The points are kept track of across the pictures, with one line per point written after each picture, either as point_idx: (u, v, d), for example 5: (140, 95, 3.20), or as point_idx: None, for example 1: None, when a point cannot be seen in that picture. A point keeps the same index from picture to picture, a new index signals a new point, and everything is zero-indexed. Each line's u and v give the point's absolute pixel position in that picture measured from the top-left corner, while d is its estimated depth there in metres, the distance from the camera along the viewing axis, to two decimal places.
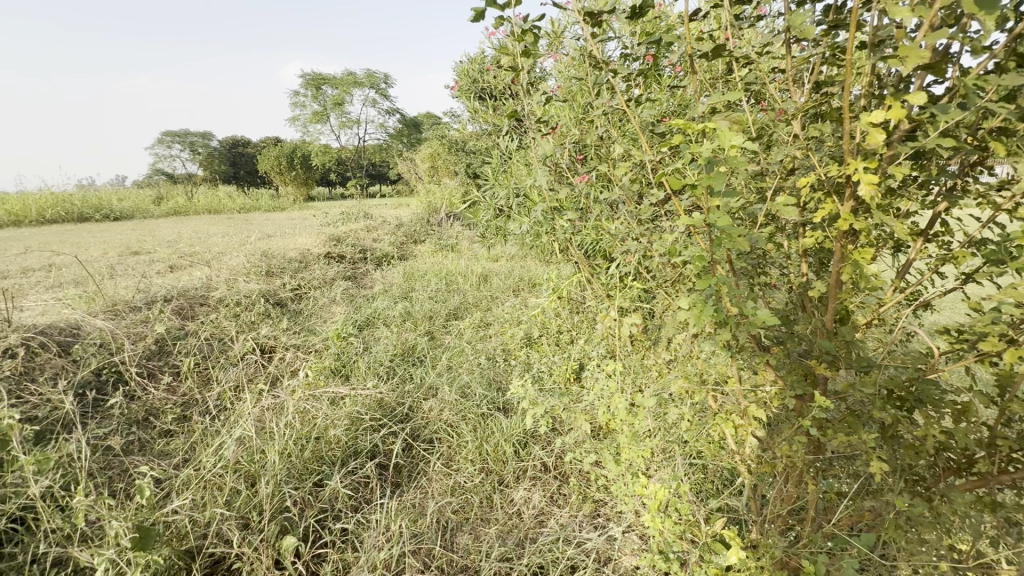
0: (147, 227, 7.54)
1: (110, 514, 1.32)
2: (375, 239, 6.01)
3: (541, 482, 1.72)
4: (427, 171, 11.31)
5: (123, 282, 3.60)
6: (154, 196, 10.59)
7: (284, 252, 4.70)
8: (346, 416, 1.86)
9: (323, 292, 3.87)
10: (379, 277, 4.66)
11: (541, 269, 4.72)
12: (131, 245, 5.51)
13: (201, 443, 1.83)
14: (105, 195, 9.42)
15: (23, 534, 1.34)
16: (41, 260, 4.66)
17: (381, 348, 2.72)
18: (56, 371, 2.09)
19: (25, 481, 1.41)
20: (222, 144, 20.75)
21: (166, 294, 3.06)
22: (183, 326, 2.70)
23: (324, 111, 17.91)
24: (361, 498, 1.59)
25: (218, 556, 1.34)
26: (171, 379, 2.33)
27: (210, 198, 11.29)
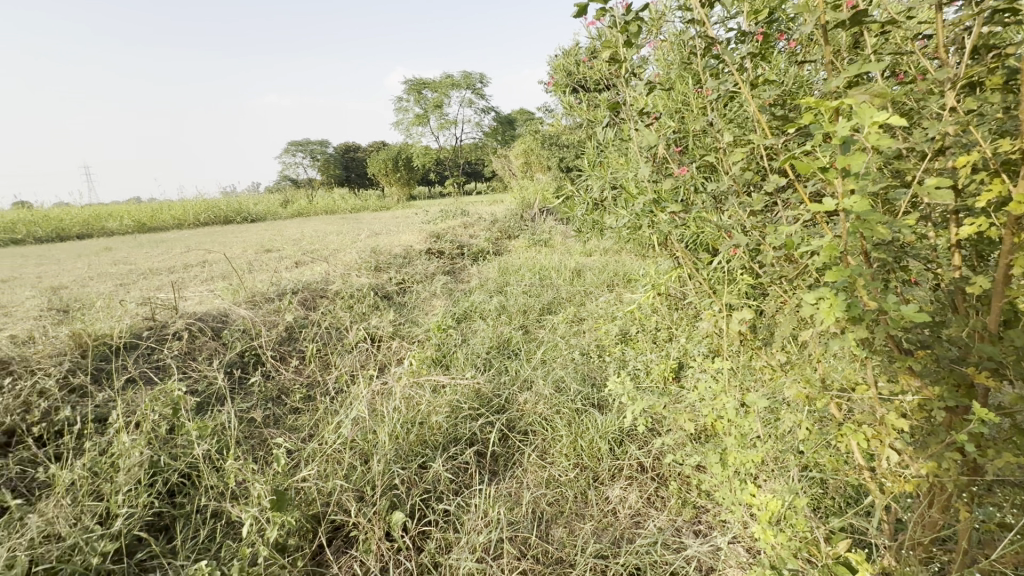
0: (277, 227, 8.55)
1: (254, 477, 1.53)
2: (472, 235, 6.24)
3: (637, 482, 1.68)
4: (521, 167, 11.48)
5: (259, 277, 4.12)
6: (282, 199, 11.96)
7: (390, 249, 5.06)
8: (446, 404, 1.96)
9: (425, 286, 4.11)
10: (476, 271, 4.83)
11: (638, 264, 4.58)
12: (265, 243, 6.29)
13: (323, 420, 2.05)
14: (244, 200, 10.85)
15: (190, 487, 1.60)
16: (198, 257, 5.51)
17: (478, 340, 2.83)
18: (210, 352, 2.46)
19: (191, 443, 1.68)
20: (337, 151, 22.83)
21: (293, 287, 3.45)
22: (307, 316, 3.03)
23: (425, 114, 18.90)
24: (461, 482, 1.67)
25: (338, 523, 1.48)
26: (298, 362, 2.63)
27: (327, 200, 12.49)
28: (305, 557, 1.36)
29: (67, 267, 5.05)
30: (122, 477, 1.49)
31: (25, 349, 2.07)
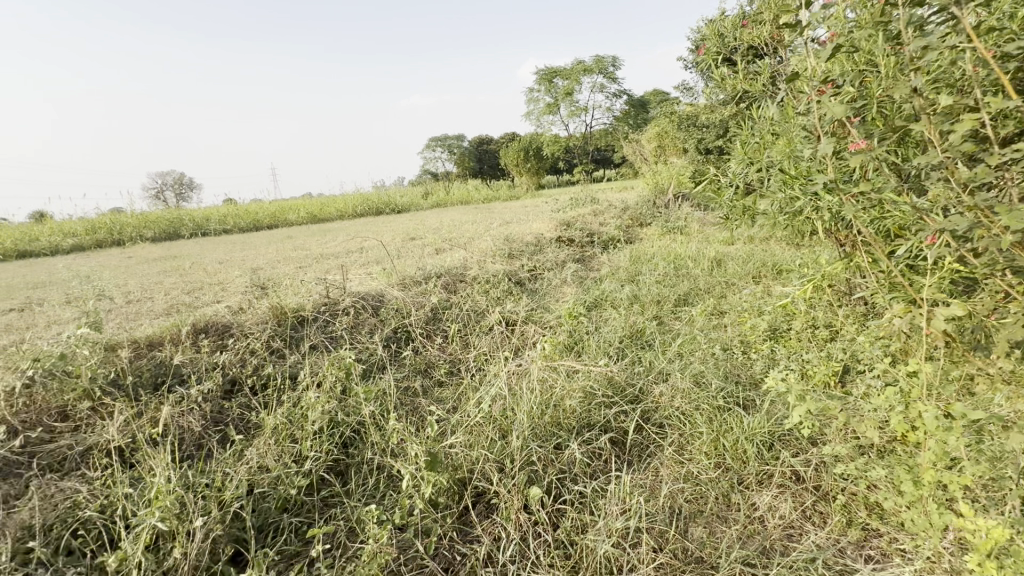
0: (420, 217, 9.35)
1: (410, 439, 1.71)
2: (602, 223, 6.15)
3: (790, 492, 1.53)
4: (654, 151, 10.96)
5: (406, 262, 4.54)
6: (424, 191, 13.02)
7: (522, 237, 5.22)
8: (580, 389, 1.99)
9: (556, 274, 4.17)
10: (606, 259, 4.77)
11: (790, 254, 4.11)
12: (411, 232, 6.92)
13: (465, 395, 2.21)
14: (393, 193, 12.06)
15: (359, 441, 1.86)
16: (357, 244, 6.28)
17: (610, 329, 2.80)
18: (371, 327, 2.80)
19: (360, 404, 1.94)
20: (471, 144, 24.10)
21: (437, 272, 3.76)
22: (449, 299, 3.28)
23: (555, 103, 18.97)
24: (595, 467, 1.68)
25: (481, 490, 1.60)
26: (442, 340, 2.87)
27: (462, 191, 13.28)
28: (453, 515, 1.49)
29: (262, 252, 6.13)
30: (311, 426, 1.78)
31: (240, 317, 2.57)
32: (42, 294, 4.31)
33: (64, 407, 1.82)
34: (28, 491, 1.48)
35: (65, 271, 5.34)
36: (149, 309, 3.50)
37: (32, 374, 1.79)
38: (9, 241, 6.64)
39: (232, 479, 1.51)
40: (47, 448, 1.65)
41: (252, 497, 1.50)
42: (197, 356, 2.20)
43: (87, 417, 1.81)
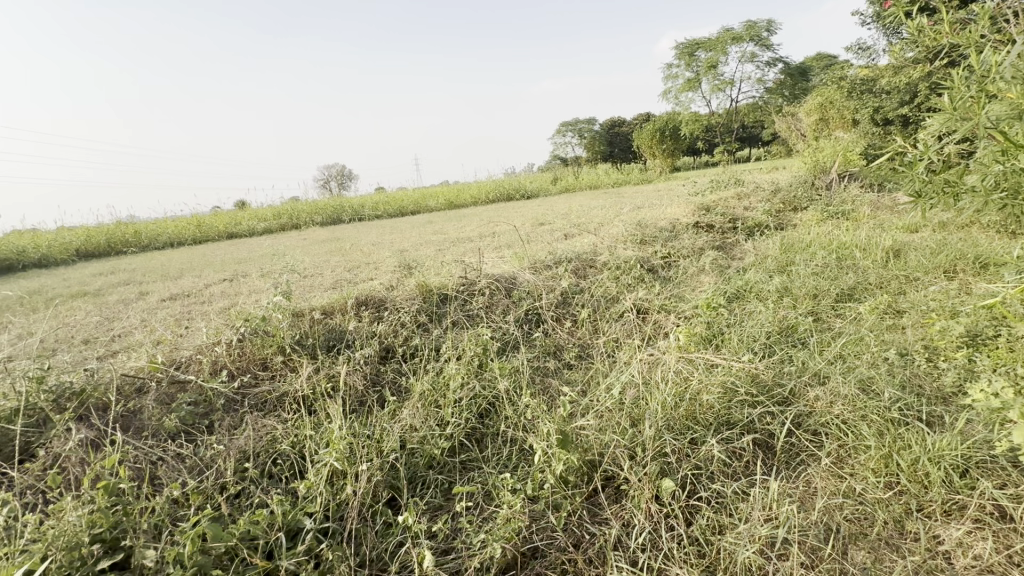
0: (549, 203, 9.45)
1: (542, 417, 1.78)
2: (748, 207, 5.61)
3: (991, 530, 1.27)
4: (815, 125, 9.61)
5: (537, 247, 4.64)
6: (553, 177, 13.11)
7: (656, 222, 5.00)
8: (720, 384, 1.86)
9: (692, 261, 3.92)
10: (751, 247, 4.35)
11: (1002, 245, 3.33)
12: (541, 218, 7.04)
13: (595, 380, 2.22)
14: (524, 180, 12.34)
15: (494, 413, 1.97)
16: (490, 229, 6.58)
17: (755, 323, 2.57)
18: (505, 308, 2.94)
19: (496, 379, 2.06)
20: (603, 127, 23.54)
21: (567, 256, 3.78)
22: (579, 284, 3.29)
23: (696, 78, 17.60)
24: (735, 469, 1.58)
25: (611, 474, 1.61)
26: (572, 325, 2.90)
27: (592, 176, 13.09)
28: (583, 494, 1.52)
29: (407, 235, 6.75)
30: (452, 394, 1.94)
31: (392, 293, 2.89)
32: (244, 268, 5.29)
33: (265, 359, 2.23)
34: (242, 423, 1.85)
35: (260, 250, 6.49)
36: (321, 283, 4.10)
37: (244, 331, 2.23)
38: (223, 226, 8.25)
39: (389, 433, 1.72)
40: (254, 391, 2.04)
41: (404, 451, 1.69)
42: (360, 325, 2.53)
43: (280, 369, 2.20)
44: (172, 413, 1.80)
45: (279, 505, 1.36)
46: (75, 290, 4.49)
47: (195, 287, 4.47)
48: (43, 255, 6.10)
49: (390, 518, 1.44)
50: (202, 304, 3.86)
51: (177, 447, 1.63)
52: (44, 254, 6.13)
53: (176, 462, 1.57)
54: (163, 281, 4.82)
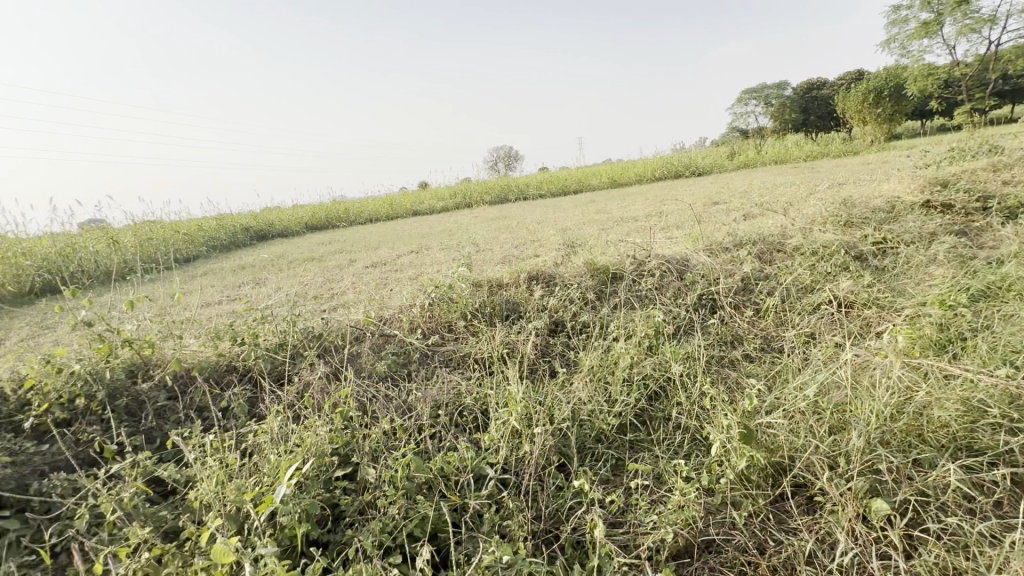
0: (725, 180, 8.59)
1: (721, 408, 1.66)
2: (1009, 182, 4.33)
3: None
4: None
5: (711, 228, 4.28)
6: (730, 151, 11.86)
7: (867, 201, 4.18)
8: (960, 400, 1.50)
9: (919, 249, 3.20)
10: (1012, 233, 3.36)
11: None
12: (715, 196, 6.45)
13: (782, 377, 1.99)
14: (695, 155, 11.42)
15: (664, 397, 1.91)
16: (658, 208, 6.27)
17: (1017, 330, 2.00)
18: (676, 291, 2.79)
19: (668, 363, 1.98)
20: (796, 91, 20.36)
21: (750, 238, 3.40)
22: (764, 270, 2.95)
23: (936, 19, 14.00)
24: (980, 505, 1.28)
25: (803, 482, 1.44)
26: (753, 314, 2.63)
27: (779, 148, 11.48)
28: (768, 497, 1.40)
29: (571, 214, 6.82)
30: (622, 373, 1.93)
31: (560, 269, 2.96)
32: (427, 242, 5.94)
33: (450, 323, 2.50)
34: (434, 376, 2.12)
35: (439, 226, 7.22)
36: (492, 258, 4.40)
37: (434, 297, 2.53)
38: (410, 204, 9.37)
39: (561, 402, 1.79)
40: (441, 348, 2.31)
41: (575, 421, 1.75)
42: (531, 298, 2.65)
43: (463, 332, 2.44)
44: (382, 360, 2.15)
45: (467, 451, 1.52)
46: (306, 256, 5.58)
47: (390, 257, 5.18)
48: (285, 227, 7.69)
49: (561, 482, 1.51)
50: (395, 272, 4.47)
51: (386, 388, 1.93)
52: (286, 227, 7.73)
53: (386, 400, 1.86)
54: (366, 251, 5.70)
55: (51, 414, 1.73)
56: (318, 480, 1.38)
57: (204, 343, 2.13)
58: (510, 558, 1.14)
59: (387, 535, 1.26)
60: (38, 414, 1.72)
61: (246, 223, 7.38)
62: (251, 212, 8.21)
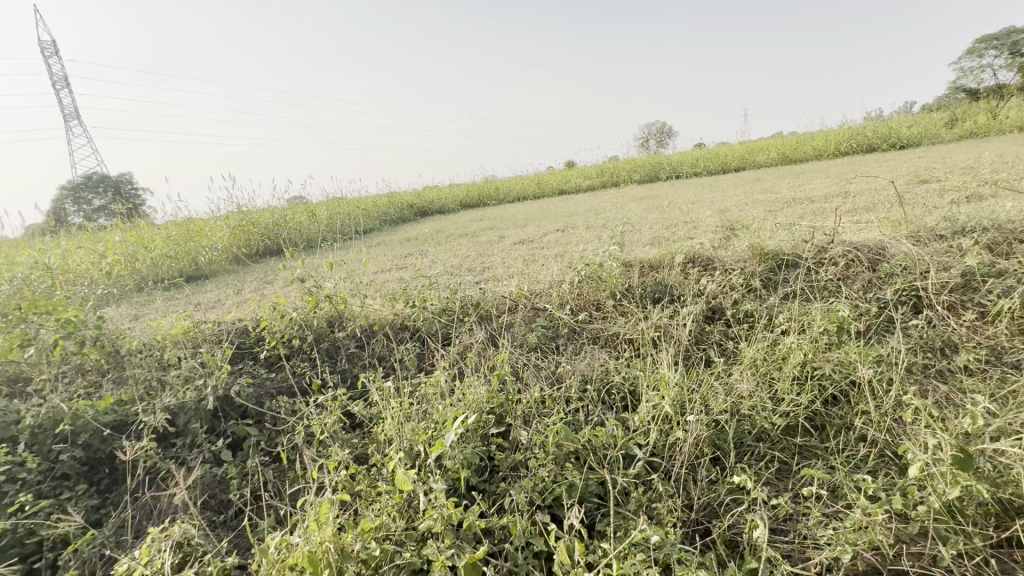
0: (939, 153, 6.98)
1: (928, 425, 1.39)
2: None
3: None
4: None
5: (917, 211, 3.52)
6: (950, 116, 9.55)
7: None
8: None
9: None
10: None
11: None
12: (923, 173, 5.28)
13: (1017, 400, 1.59)
14: (898, 124, 9.45)
15: (845, 403, 1.67)
16: (842, 188, 5.37)
17: None
18: (866, 284, 2.38)
19: (853, 364, 1.71)
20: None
21: (977, 224, 2.72)
22: (997, 264, 2.33)
23: None
24: None
25: None
26: (975, 318, 2.12)
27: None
28: (988, 539, 1.15)
29: (731, 194, 6.21)
30: (793, 369, 1.73)
31: (721, 251, 2.72)
32: (572, 220, 5.95)
33: (598, 301, 2.48)
34: (583, 352, 2.16)
35: (584, 206, 7.16)
36: (640, 238, 4.23)
37: (584, 274, 2.53)
38: (556, 184, 9.45)
39: (718, 392, 1.67)
40: (589, 326, 2.32)
41: (734, 415, 1.62)
42: (685, 281, 2.50)
43: (611, 312, 2.42)
44: (533, 332, 2.24)
45: (616, 429, 1.52)
46: (460, 232, 6.00)
47: (536, 235, 5.31)
48: (442, 204, 8.36)
49: (715, 476, 1.42)
50: (542, 249, 4.57)
51: (536, 358, 2.02)
52: (443, 204, 8.39)
53: (536, 370, 1.95)
54: (514, 228, 5.94)
55: (278, 349, 2.17)
56: (477, 433, 1.51)
57: (384, 303, 2.45)
58: (660, 540, 1.13)
59: (538, 495, 1.33)
60: (269, 348, 2.17)
61: (411, 200, 8.19)
62: (415, 191, 9.08)
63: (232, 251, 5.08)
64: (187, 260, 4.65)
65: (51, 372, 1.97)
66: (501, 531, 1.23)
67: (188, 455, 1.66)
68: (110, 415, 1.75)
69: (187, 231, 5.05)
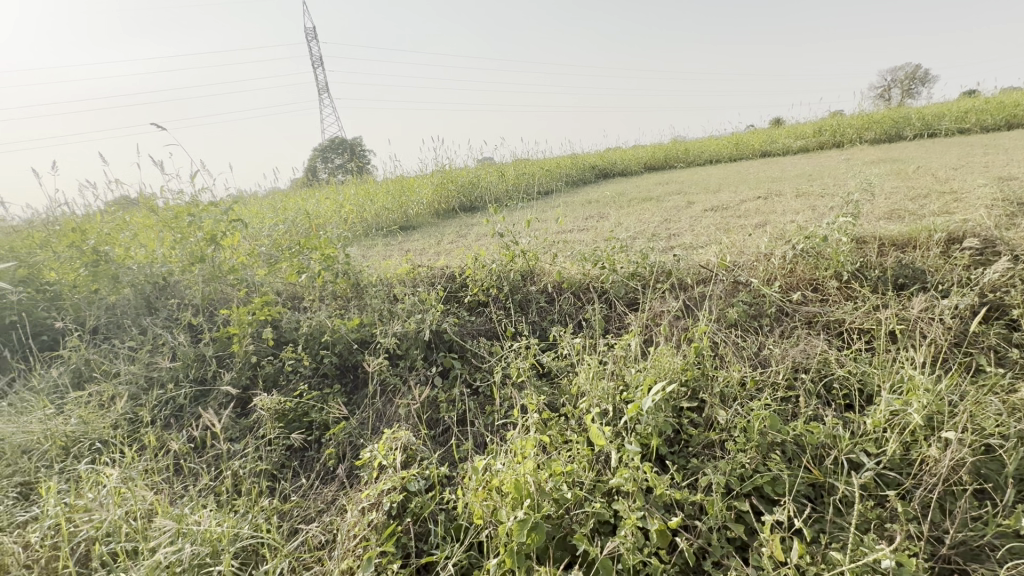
0: None
1: None
2: None
3: None
4: None
5: None
6: None
7: None
8: None
9: None
10: None
11: None
12: None
13: None
14: None
15: None
16: None
17: None
18: None
19: None
20: None
21: None
22: None
23: None
24: None
25: None
26: None
27: None
28: None
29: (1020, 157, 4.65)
30: None
31: (1008, 231, 2.07)
32: (777, 187, 5.16)
33: (816, 281, 2.13)
34: (794, 337, 1.90)
35: (795, 170, 6.13)
36: (873, 209, 3.46)
37: (801, 247, 2.16)
38: (758, 144, 8.28)
39: (994, 409, 1.30)
40: (804, 308, 2.01)
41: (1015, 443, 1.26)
42: (946, 267, 1.99)
43: (834, 294, 2.05)
44: (733, 307, 2.05)
45: (837, 429, 1.31)
46: (644, 196, 5.72)
47: (731, 202, 4.76)
48: (625, 166, 8.04)
49: (977, 512, 1.14)
50: (738, 218, 4.08)
51: (736, 336, 1.84)
52: (626, 165, 8.06)
53: (736, 348, 1.78)
54: (705, 193, 5.43)
55: (478, 296, 2.39)
56: (670, 403, 1.46)
57: (573, 262, 2.48)
58: (894, 566, 0.96)
59: (737, 479, 1.24)
60: (472, 294, 2.40)
61: (593, 161, 8.06)
62: (598, 152, 8.90)
63: (434, 206, 5.71)
64: (400, 212, 5.39)
65: (317, 295, 2.51)
66: (692, 507, 1.19)
67: (410, 376, 1.98)
68: (356, 333, 2.15)
69: (402, 187, 5.84)
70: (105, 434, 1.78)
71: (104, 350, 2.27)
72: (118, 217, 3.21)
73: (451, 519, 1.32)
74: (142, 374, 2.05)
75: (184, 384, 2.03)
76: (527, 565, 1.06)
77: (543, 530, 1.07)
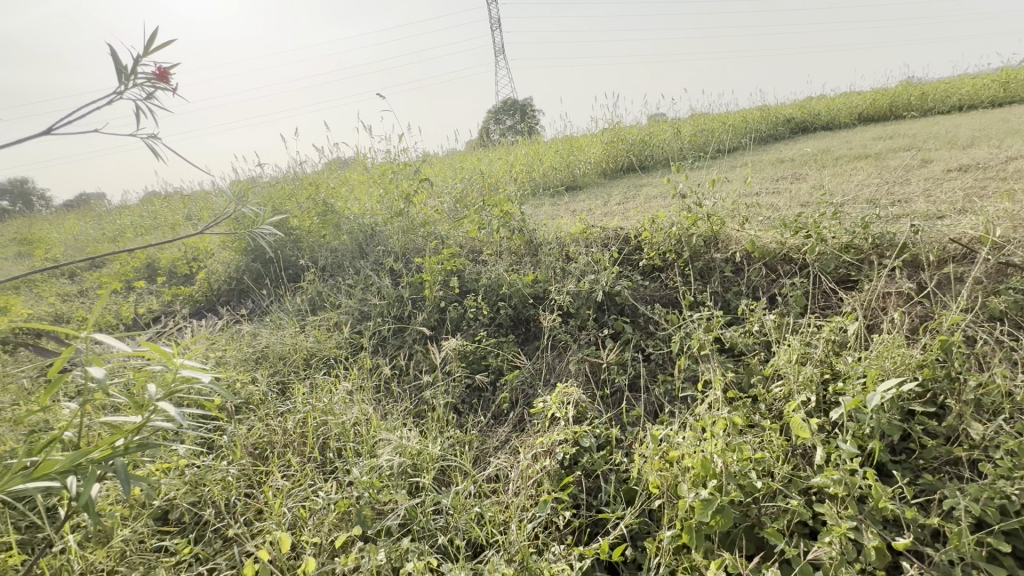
0: None
1: None
2: None
3: None
4: None
5: None
6: None
7: None
8: None
9: None
10: None
11: None
12: None
13: None
14: None
15: None
16: None
17: None
18: None
19: None
20: None
21: None
22: None
23: None
24: None
25: None
26: None
27: None
28: None
29: None
30: None
31: None
32: None
33: None
34: None
35: None
36: None
37: None
38: None
39: None
40: None
41: None
42: None
43: None
44: (998, 295, 1.59)
45: None
46: (858, 152, 4.74)
47: (994, 159, 3.65)
48: (834, 116, 6.72)
49: None
50: (1008, 180, 3.11)
51: (1002, 332, 1.43)
52: (835, 116, 6.72)
53: (1000, 348, 1.39)
54: (952, 148, 4.27)
55: (654, 260, 2.26)
56: (899, 403, 1.20)
57: (770, 228, 2.17)
58: None
59: (995, 511, 0.98)
60: (647, 258, 2.29)
61: (791, 112, 6.90)
62: (797, 101, 7.59)
63: (602, 165, 5.56)
64: (568, 172, 5.37)
65: (494, 249, 2.66)
66: (924, 531, 0.99)
67: (581, 335, 1.99)
68: (532, 288, 2.22)
69: (570, 147, 5.79)
70: (333, 353, 2.19)
71: (331, 285, 2.75)
72: (339, 175, 3.80)
73: (622, 482, 1.32)
74: (358, 307, 2.45)
75: (388, 319, 2.36)
76: (707, 545, 1.02)
77: (729, 515, 1.01)
